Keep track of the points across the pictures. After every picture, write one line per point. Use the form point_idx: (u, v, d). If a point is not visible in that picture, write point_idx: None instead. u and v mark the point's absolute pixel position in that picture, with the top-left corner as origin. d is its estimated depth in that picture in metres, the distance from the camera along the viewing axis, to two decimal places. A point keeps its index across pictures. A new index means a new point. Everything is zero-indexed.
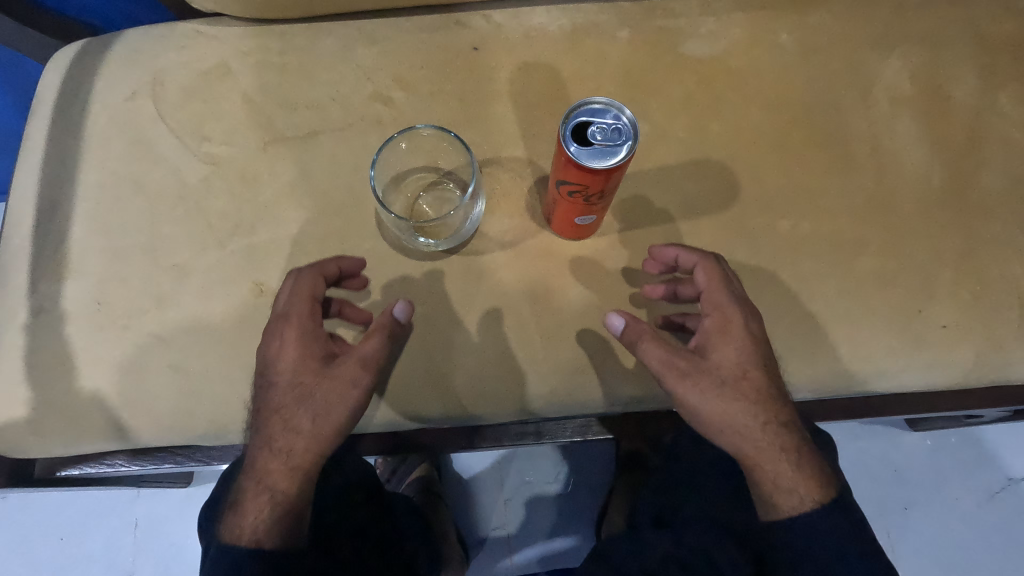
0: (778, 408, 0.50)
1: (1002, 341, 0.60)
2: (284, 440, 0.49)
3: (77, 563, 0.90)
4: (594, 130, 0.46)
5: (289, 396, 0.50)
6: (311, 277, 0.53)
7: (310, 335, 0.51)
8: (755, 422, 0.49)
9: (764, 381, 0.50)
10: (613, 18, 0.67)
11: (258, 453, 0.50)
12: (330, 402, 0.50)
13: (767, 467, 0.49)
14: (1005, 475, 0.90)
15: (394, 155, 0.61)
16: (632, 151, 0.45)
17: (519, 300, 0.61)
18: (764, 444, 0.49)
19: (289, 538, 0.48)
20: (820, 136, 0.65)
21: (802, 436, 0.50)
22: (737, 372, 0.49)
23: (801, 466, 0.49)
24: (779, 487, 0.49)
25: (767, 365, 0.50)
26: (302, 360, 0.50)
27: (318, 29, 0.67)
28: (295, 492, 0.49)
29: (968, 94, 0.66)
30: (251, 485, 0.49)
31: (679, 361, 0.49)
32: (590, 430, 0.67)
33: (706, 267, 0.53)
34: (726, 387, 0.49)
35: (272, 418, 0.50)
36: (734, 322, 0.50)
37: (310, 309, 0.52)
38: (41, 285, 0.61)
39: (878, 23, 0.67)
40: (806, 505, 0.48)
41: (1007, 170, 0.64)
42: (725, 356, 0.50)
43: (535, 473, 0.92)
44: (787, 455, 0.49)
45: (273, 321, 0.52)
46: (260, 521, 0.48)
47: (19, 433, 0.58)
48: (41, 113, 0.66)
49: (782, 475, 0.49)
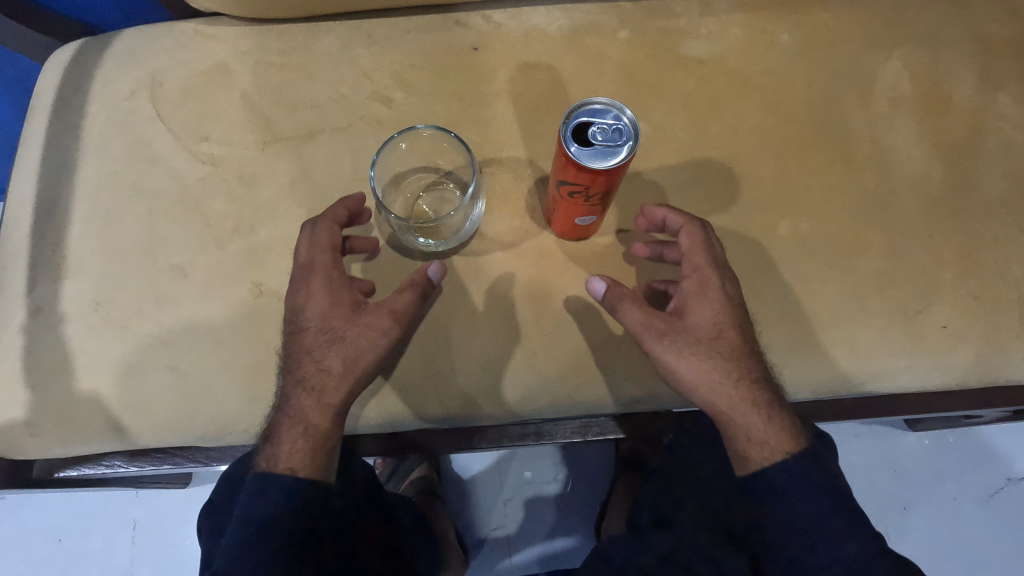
0: (751, 365, 0.52)
1: (1001, 341, 0.60)
2: (314, 379, 0.52)
3: (77, 564, 0.90)
4: (594, 130, 0.46)
5: (320, 340, 0.53)
6: (328, 227, 0.56)
7: (334, 284, 0.54)
8: (728, 379, 0.51)
9: (738, 341, 0.52)
10: (613, 18, 0.67)
11: (292, 392, 0.53)
12: (355, 346, 0.52)
13: (739, 423, 0.51)
14: (1004, 475, 0.91)
15: (394, 154, 0.61)
16: (632, 152, 0.45)
17: (519, 300, 0.61)
18: (736, 400, 0.51)
19: (322, 471, 0.51)
20: (821, 136, 0.65)
21: (775, 393, 0.52)
22: (712, 331, 0.52)
23: (773, 420, 0.51)
24: (751, 442, 0.51)
25: (743, 325, 0.53)
26: (326, 308, 0.53)
27: (317, 28, 0.67)
28: (328, 429, 0.52)
29: (967, 94, 0.66)
30: (280, 423, 0.52)
31: (656, 323, 0.52)
32: (591, 429, 0.66)
33: (689, 230, 0.55)
34: (701, 346, 0.51)
35: (302, 360, 0.53)
36: (711, 283, 0.53)
37: (332, 259, 0.55)
38: (40, 285, 0.61)
39: (878, 23, 0.67)
40: (777, 457, 0.50)
41: (1006, 170, 0.64)
42: (701, 317, 0.52)
43: (534, 473, 0.92)
44: (760, 410, 0.51)
45: (299, 271, 0.55)
46: (288, 455, 0.50)
47: (18, 434, 0.58)
48: (40, 114, 0.66)
49: (755, 430, 0.50)
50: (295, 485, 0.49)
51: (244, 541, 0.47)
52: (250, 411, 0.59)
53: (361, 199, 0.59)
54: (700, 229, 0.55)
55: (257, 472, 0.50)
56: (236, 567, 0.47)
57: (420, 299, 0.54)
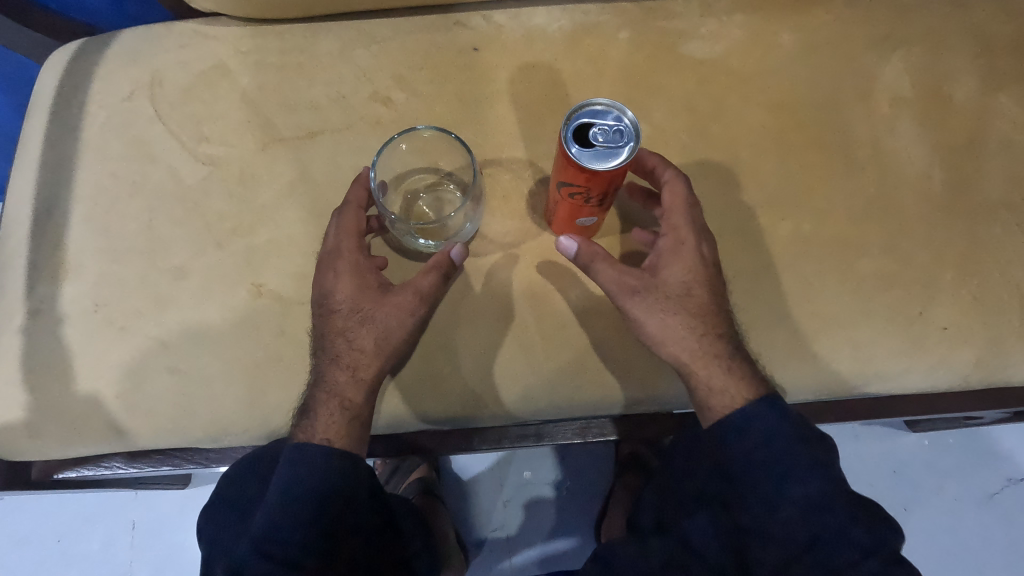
0: (716, 322, 0.55)
1: (1002, 342, 0.60)
2: (349, 357, 0.54)
3: (76, 565, 0.90)
4: (595, 131, 0.46)
5: (351, 321, 0.54)
6: (353, 212, 0.57)
7: (362, 268, 0.56)
8: (692, 333, 0.55)
9: (706, 298, 0.55)
10: (614, 18, 0.67)
11: (326, 368, 0.55)
12: (385, 325, 0.54)
13: (701, 374, 0.55)
14: (1004, 475, 0.91)
15: (394, 155, 0.61)
16: (636, 151, 0.45)
17: (520, 301, 0.61)
18: (699, 353, 0.55)
19: (356, 441, 0.53)
20: (821, 136, 0.65)
21: (736, 347, 0.56)
22: (683, 289, 0.55)
23: (732, 371, 0.55)
24: (712, 391, 0.54)
25: (713, 284, 0.56)
26: (356, 291, 0.55)
27: (317, 28, 0.67)
28: (361, 402, 0.54)
29: (968, 95, 0.66)
30: (315, 397, 0.54)
31: (629, 280, 0.55)
32: (591, 430, 0.66)
33: (669, 188, 0.57)
34: (670, 303, 0.55)
35: (335, 340, 0.55)
36: (686, 243, 0.55)
37: (357, 244, 0.56)
38: (39, 286, 0.61)
39: (879, 24, 0.67)
40: (735, 405, 0.53)
41: (1007, 171, 0.64)
42: (674, 275, 0.55)
43: (534, 474, 0.92)
44: (721, 363, 0.55)
45: (326, 256, 0.56)
46: (326, 426, 0.53)
47: (17, 435, 0.58)
48: (39, 114, 0.66)
49: (714, 380, 0.54)
50: (337, 457, 0.51)
51: (282, 508, 0.49)
52: (250, 412, 0.59)
53: (364, 173, 0.58)
54: (680, 187, 0.57)
55: (292, 444, 0.52)
56: (274, 531, 0.48)
57: (444, 280, 0.55)
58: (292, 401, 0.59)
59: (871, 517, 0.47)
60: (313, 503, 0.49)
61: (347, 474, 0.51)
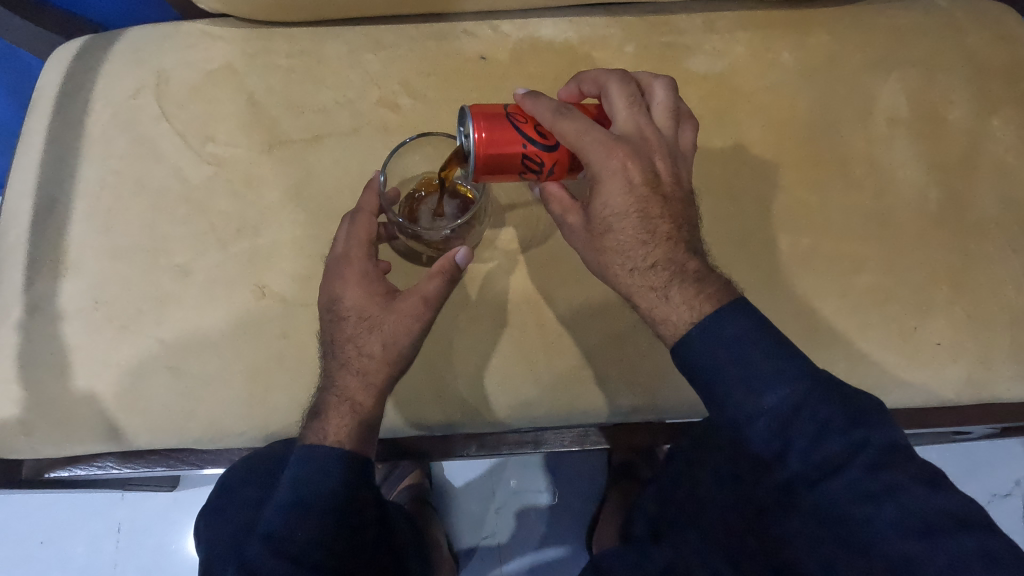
0: (651, 250, 0.51)
1: (993, 360, 0.61)
2: (358, 363, 0.53)
3: (56, 568, 0.88)
4: (464, 143, 0.49)
5: (358, 326, 0.54)
6: (366, 220, 0.56)
7: (369, 275, 0.55)
8: (626, 265, 0.52)
9: (637, 226, 0.51)
10: (619, 32, 0.69)
11: (336, 371, 0.54)
12: (390, 330, 0.53)
13: (642, 305, 0.52)
14: (989, 491, 0.92)
15: (401, 159, 0.61)
16: (469, 110, 0.47)
17: (523, 310, 0.61)
18: (636, 287, 0.52)
19: (363, 441, 0.52)
20: (820, 152, 0.66)
21: (681, 268, 0.51)
22: (609, 227, 0.51)
23: (671, 298, 0.50)
24: (656, 321, 0.51)
25: (645, 209, 0.51)
26: (363, 297, 0.54)
27: (328, 33, 0.68)
28: (371, 404, 0.53)
29: (961, 115, 0.68)
30: (326, 400, 0.53)
31: (568, 221, 0.54)
32: (589, 438, 0.67)
33: (560, 127, 0.49)
34: (599, 240, 0.52)
35: (344, 345, 0.54)
36: (603, 176, 0.50)
37: (367, 252, 0.55)
38: (38, 283, 0.60)
39: (874, 45, 0.69)
40: (678, 332, 0.49)
41: (997, 190, 0.66)
42: (599, 212, 0.51)
43: (521, 482, 0.92)
44: (658, 294, 0.51)
45: (334, 262, 0.56)
46: (337, 429, 0.52)
47: (11, 433, 0.57)
48: (42, 109, 0.65)
49: (656, 311, 0.51)
50: (342, 464, 0.50)
51: (293, 513, 0.49)
52: (250, 414, 0.58)
53: (377, 179, 0.58)
54: (579, 115, 0.50)
55: (303, 444, 0.51)
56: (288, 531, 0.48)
57: (450, 285, 0.54)
58: (293, 402, 0.59)
59: (855, 418, 0.43)
60: (324, 508, 0.49)
61: (356, 479, 0.51)
